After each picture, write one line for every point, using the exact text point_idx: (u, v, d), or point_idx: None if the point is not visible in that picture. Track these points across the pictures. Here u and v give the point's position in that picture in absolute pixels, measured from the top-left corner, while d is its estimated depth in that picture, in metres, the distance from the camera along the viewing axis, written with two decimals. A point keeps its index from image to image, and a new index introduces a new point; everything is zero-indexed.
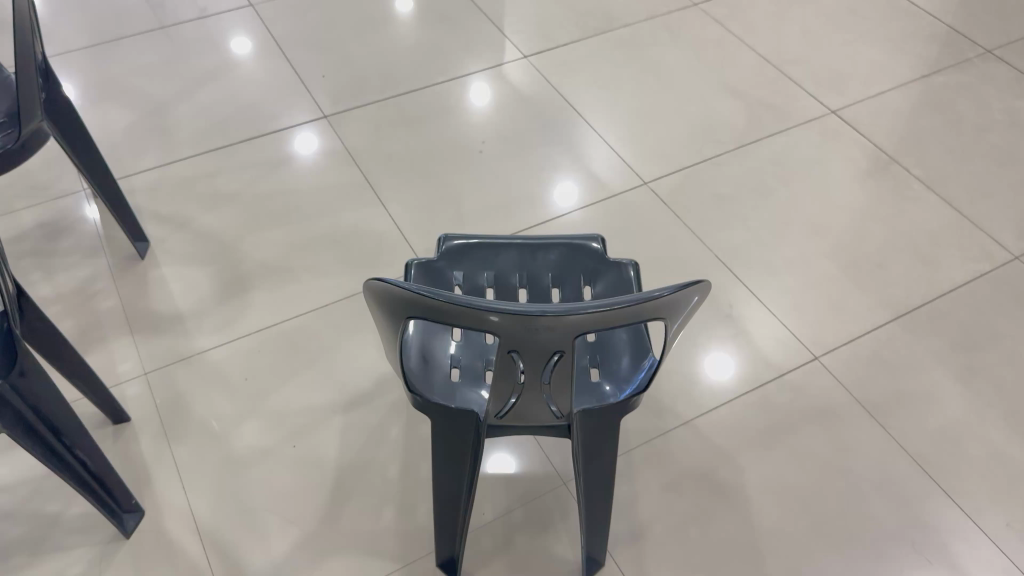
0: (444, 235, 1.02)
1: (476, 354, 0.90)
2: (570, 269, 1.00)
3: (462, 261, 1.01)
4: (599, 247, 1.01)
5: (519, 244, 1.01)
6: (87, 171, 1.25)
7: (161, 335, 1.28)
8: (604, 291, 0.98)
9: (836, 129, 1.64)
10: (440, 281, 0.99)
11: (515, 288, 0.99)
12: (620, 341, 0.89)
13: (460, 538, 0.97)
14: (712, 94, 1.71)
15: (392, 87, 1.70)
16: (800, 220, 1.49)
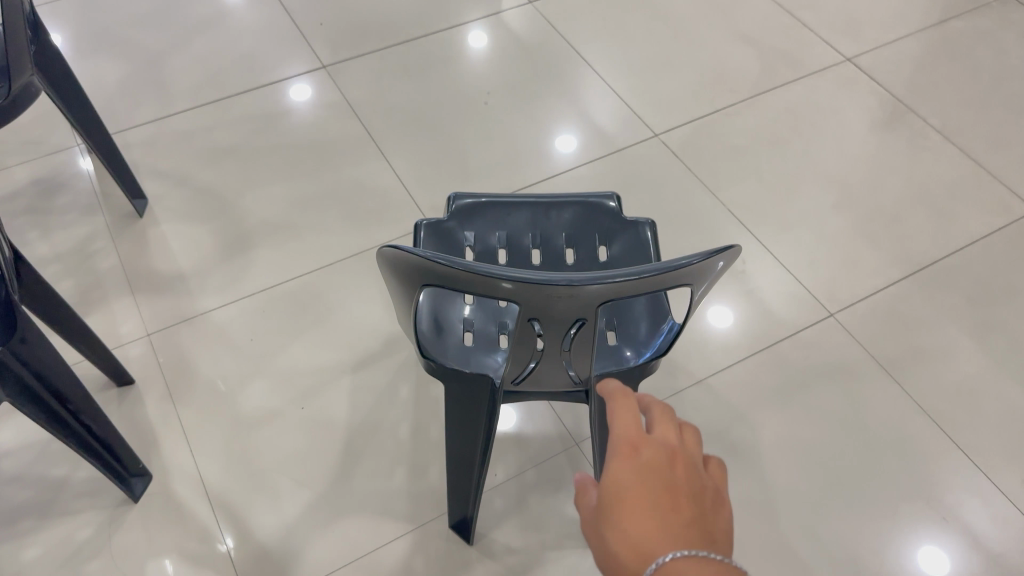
0: (454, 193, 0.99)
1: (490, 319, 0.87)
2: (586, 229, 0.97)
3: (472, 220, 0.97)
4: (615, 206, 0.98)
5: (533, 203, 0.98)
6: (81, 127, 1.21)
7: (163, 295, 1.25)
8: (622, 251, 0.95)
9: (851, 77, 1.59)
10: (449, 241, 0.96)
11: (528, 248, 0.96)
12: (638, 304, 0.87)
13: (472, 501, 0.96)
14: (723, 42, 1.66)
15: (392, 35, 1.64)
16: (814, 173, 1.46)
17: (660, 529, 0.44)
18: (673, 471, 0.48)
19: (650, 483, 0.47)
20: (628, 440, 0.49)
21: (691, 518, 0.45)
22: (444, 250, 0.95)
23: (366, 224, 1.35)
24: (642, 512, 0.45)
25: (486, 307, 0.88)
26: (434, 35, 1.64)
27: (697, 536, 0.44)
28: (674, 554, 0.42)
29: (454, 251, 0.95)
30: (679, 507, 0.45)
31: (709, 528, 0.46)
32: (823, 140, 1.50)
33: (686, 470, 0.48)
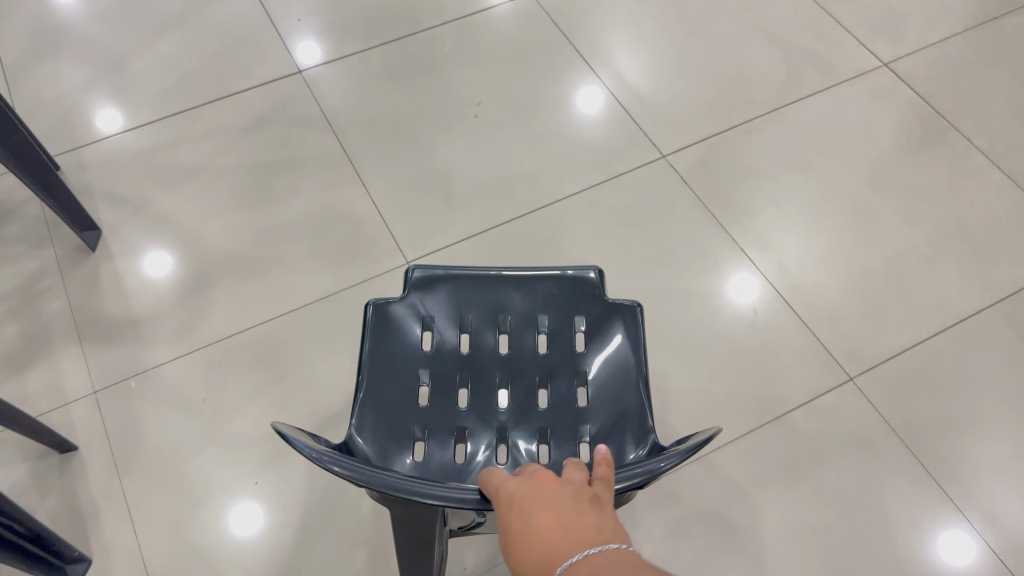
0: (411, 265, 0.85)
1: (443, 443, 0.76)
2: (562, 312, 0.83)
3: (432, 299, 0.84)
4: (596, 283, 0.85)
5: (502, 279, 0.85)
6: (24, 167, 1.08)
7: (113, 345, 1.15)
8: (602, 341, 0.82)
9: (887, 86, 1.41)
10: (403, 325, 0.82)
11: (495, 334, 0.83)
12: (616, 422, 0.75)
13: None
14: (746, 41, 1.48)
15: (376, 33, 1.48)
16: (840, 201, 1.30)
17: (548, 543, 0.43)
18: (555, 499, 0.47)
19: (536, 510, 0.46)
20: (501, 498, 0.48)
21: (578, 523, 0.44)
22: (396, 337, 0.81)
23: (336, 259, 1.23)
24: (530, 538, 0.44)
25: (437, 422, 0.77)
26: (421, 34, 1.48)
27: (585, 534, 0.43)
28: (565, 559, 0.41)
29: (409, 337, 0.82)
30: (562, 517, 0.45)
31: (601, 531, 0.44)
32: (852, 162, 1.34)
33: (570, 491, 0.48)
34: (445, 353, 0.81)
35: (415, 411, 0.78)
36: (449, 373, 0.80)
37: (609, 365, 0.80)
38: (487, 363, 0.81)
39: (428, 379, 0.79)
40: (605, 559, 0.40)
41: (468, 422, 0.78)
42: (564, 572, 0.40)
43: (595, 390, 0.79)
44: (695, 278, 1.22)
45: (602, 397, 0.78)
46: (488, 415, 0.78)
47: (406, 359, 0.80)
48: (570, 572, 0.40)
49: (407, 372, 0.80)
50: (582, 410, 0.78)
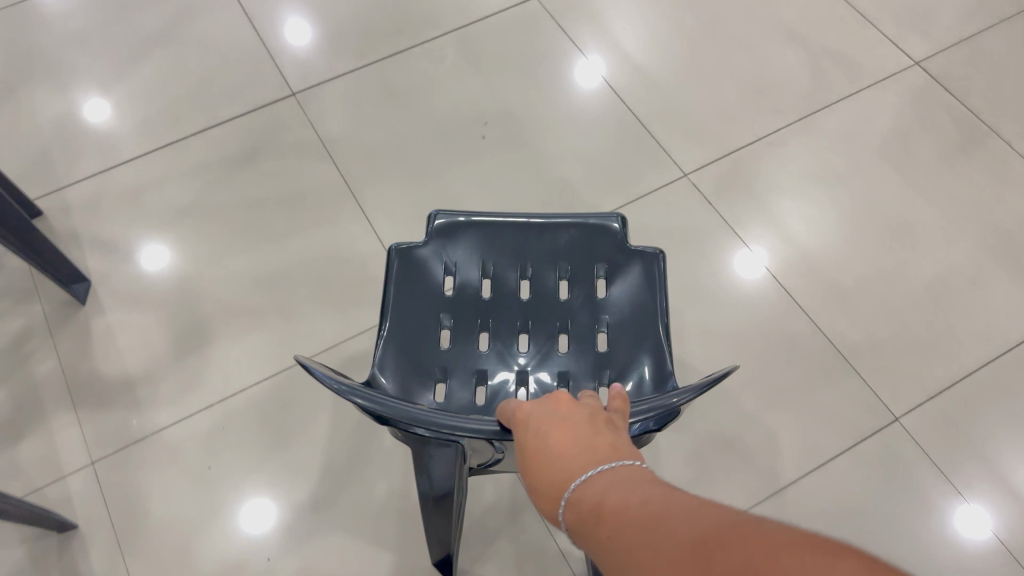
0: (432, 211, 0.84)
1: (464, 383, 0.77)
2: (583, 258, 0.83)
3: (454, 246, 0.83)
4: (619, 231, 0.84)
5: (523, 226, 0.84)
6: (9, 232, 0.99)
7: (109, 409, 1.08)
8: (622, 285, 0.81)
9: (920, 87, 1.32)
10: (426, 270, 0.82)
11: (517, 278, 0.82)
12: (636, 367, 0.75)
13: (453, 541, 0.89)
14: (768, 42, 1.38)
15: (372, 47, 1.39)
16: (874, 218, 1.22)
17: (563, 461, 0.44)
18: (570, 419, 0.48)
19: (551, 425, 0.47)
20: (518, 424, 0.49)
21: (593, 440, 0.45)
22: (418, 281, 0.81)
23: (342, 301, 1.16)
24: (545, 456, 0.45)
25: (458, 364, 0.77)
26: (419, 49, 1.39)
27: (599, 450, 0.44)
28: (578, 479, 0.42)
29: (430, 281, 0.81)
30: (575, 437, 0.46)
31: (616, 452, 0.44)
32: (885, 173, 1.26)
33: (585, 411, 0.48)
34: (467, 297, 0.81)
35: (436, 353, 0.78)
36: (471, 316, 0.80)
37: (629, 310, 0.80)
38: (508, 306, 0.81)
39: (449, 322, 0.79)
40: (616, 475, 0.41)
41: (489, 362, 0.78)
42: (577, 492, 0.41)
43: (616, 334, 0.78)
44: (723, 309, 1.15)
45: (622, 341, 0.78)
46: (509, 356, 0.78)
47: (428, 301, 0.80)
48: (584, 491, 0.41)
49: (430, 315, 0.80)
50: (605, 355, 0.78)
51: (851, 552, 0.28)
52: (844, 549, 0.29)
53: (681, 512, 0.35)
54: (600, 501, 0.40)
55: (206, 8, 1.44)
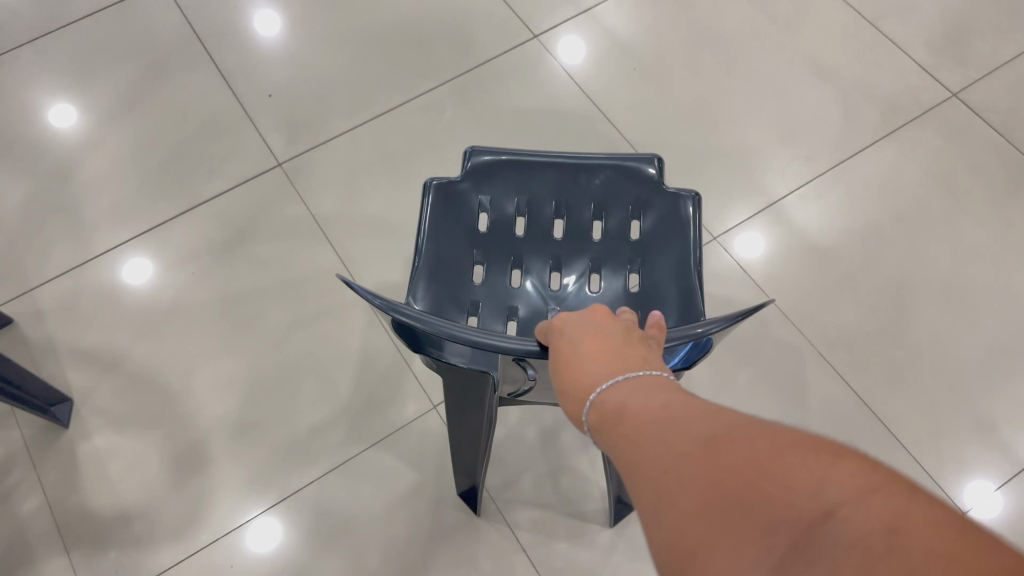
0: (470, 148, 0.87)
1: (496, 316, 0.80)
2: (619, 198, 0.85)
3: (491, 183, 0.86)
4: (656, 172, 0.86)
5: (559, 166, 0.87)
6: None
7: (105, 550, 0.98)
8: (656, 224, 0.83)
9: (960, 123, 1.22)
10: (461, 205, 0.85)
11: (551, 215, 0.85)
12: (669, 296, 0.79)
13: (479, 470, 0.93)
14: (792, 78, 1.27)
15: (363, 105, 1.27)
16: (923, 270, 1.12)
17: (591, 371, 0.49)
18: (607, 331, 0.53)
19: (585, 339, 0.52)
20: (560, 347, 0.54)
21: (623, 354, 0.50)
22: (455, 215, 0.84)
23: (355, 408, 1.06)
24: (577, 364, 0.51)
25: (491, 297, 0.81)
26: (414, 105, 1.27)
27: (626, 361, 0.49)
28: (604, 385, 0.47)
29: (465, 216, 0.84)
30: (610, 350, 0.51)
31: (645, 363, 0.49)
32: (929, 218, 1.16)
33: (620, 329, 0.53)
34: (500, 234, 0.84)
35: (470, 287, 0.81)
36: (504, 251, 0.83)
37: (663, 247, 0.82)
38: (542, 241, 0.84)
39: (482, 256, 0.82)
40: (642, 384, 0.45)
41: (520, 295, 0.82)
42: (605, 394, 0.46)
43: (650, 272, 0.81)
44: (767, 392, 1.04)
45: (653, 279, 0.81)
46: (540, 289, 0.82)
47: (464, 235, 0.83)
48: (610, 395, 0.46)
49: (466, 248, 0.83)
50: (640, 293, 0.81)
51: (851, 453, 0.32)
52: (842, 448, 0.32)
53: (693, 415, 0.38)
54: (621, 404, 0.44)
55: (177, 67, 1.31)
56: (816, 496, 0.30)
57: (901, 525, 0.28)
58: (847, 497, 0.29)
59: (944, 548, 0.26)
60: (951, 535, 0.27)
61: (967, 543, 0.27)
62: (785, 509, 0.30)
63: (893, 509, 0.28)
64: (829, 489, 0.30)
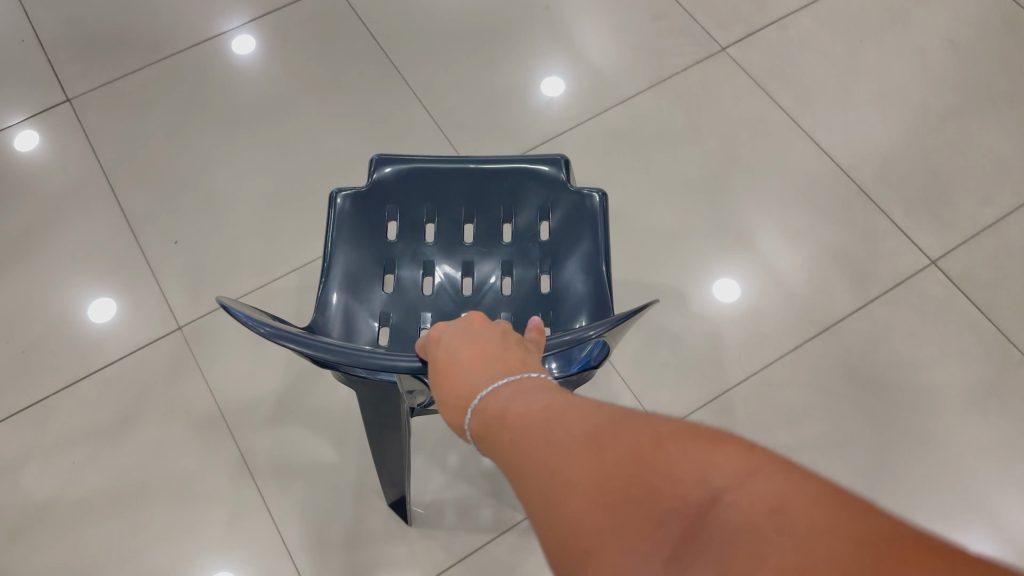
0: (377, 158, 0.90)
1: (408, 321, 0.85)
2: (523, 199, 0.90)
3: (399, 192, 0.89)
4: (559, 172, 0.90)
5: (467, 171, 0.90)
6: None
7: None
8: (561, 223, 0.89)
9: (939, 296, 1.10)
10: (370, 214, 0.88)
11: (460, 221, 0.90)
12: (575, 293, 0.85)
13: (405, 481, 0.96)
14: (756, 238, 1.15)
15: (275, 258, 1.18)
16: (894, 464, 1.00)
17: (473, 379, 0.53)
18: (484, 338, 0.57)
19: (463, 347, 0.56)
20: (437, 362, 0.56)
21: (501, 358, 0.54)
22: (366, 227, 0.88)
23: None
24: (459, 373, 0.54)
25: (403, 306, 0.86)
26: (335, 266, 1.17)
27: (504, 365, 0.53)
28: (484, 388, 0.51)
29: (374, 225, 0.88)
30: (489, 359, 0.54)
31: (524, 367, 0.53)
32: (903, 403, 1.04)
33: (497, 335, 0.58)
34: (411, 243, 0.89)
35: (381, 298, 0.86)
36: (416, 261, 0.88)
37: (568, 245, 0.87)
38: (453, 247, 0.89)
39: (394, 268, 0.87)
40: (521, 387, 0.49)
41: (433, 297, 0.87)
42: (485, 401, 0.49)
43: (558, 273, 0.86)
44: None
45: (557, 277, 0.86)
46: (452, 292, 0.88)
47: (375, 246, 0.88)
48: (489, 399, 0.49)
49: (378, 256, 0.87)
50: (549, 294, 0.86)
51: (729, 439, 0.35)
52: (721, 435, 0.36)
53: (572, 412, 0.41)
54: (501, 407, 0.48)
55: (76, 206, 1.21)
56: (702, 486, 0.33)
57: (785, 504, 0.31)
58: (730, 481, 0.33)
59: (824, 517, 0.30)
60: (812, 487, 0.31)
61: (843, 513, 0.30)
62: (674, 501, 0.33)
63: (774, 489, 0.31)
64: (715, 478, 0.33)
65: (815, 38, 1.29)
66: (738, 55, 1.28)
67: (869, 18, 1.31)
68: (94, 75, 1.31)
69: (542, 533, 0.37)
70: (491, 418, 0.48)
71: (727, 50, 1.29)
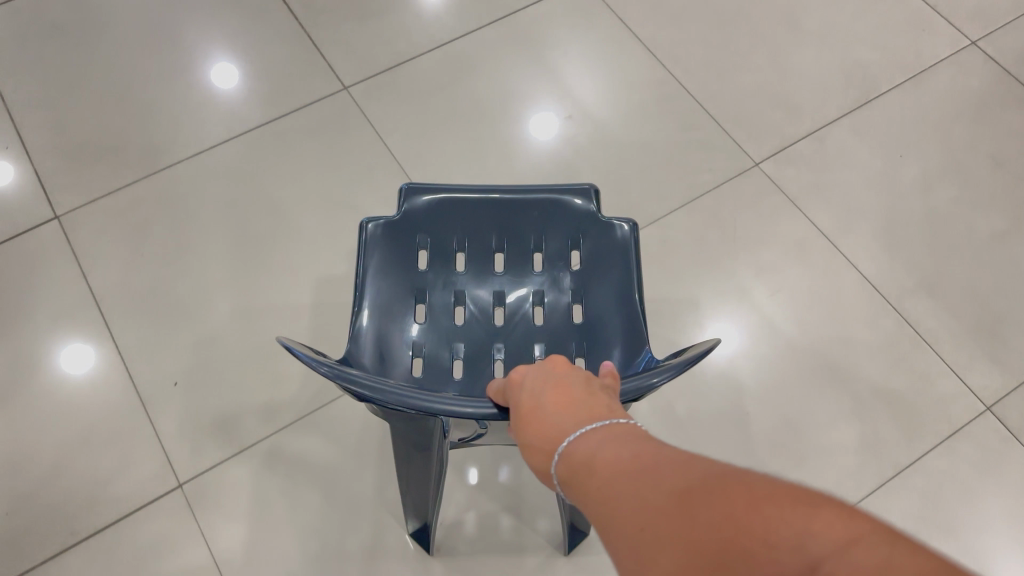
0: (407, 187, 0.80)
1: (441, 355, 0.76)
2: (558, 228, 0.79)
3: (429, 221, 0.79)
4: (594, 201, 0.80)
5: (497, 200, 0.80)
6: None
7: None
8: (596, 255, 0.78)
9: (999, 448, 1.02)
10: (398, 244, 0.78)
11: (492, 251, 0.80)
12: (614, 327, 0.75)
13: (430, 509, 0.92)
14: (800, 380, 1.07)
15: (283, 398, 1.07)
16: None
17: (558, 424, 0.52)
18: (567, 381, 0.57)
19: (547, 391, 0.55)
20: (522, 406, 0.56)
21: (587, 404, 0.53)
22: (396, 257, 0.78)
23: None
24: (545, 419, 0.53)
25: (433, 339, 0.76)
26: (349, 420, 1.06)
27: (590, 413, 0.51)
28: (571, 434, 0.49)
29: (403, 255, 0.78)
30: (574, 404, 0.53)
31: (610, 414, 0.52)
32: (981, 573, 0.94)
33: (581, 378, 0.57)
34: (441, 271, 0.79)
35: (411, 331, 0.76)
36: (446, 291, 0.78)
37: (604, 277, 0.77)
38: (483, 275, 0.79)
39: (425, 298, 0.77)
40: (607, 433, 0.47)
41: (464, 328, 0.78)
42: (570, 446, 0.48)
43: (596, 305, 0.76)
44: None
45: (594, 310, 0.76)
46: (484, 323, 0.77)
47: (404, 275, 0.78)
48: (574, 445, 0.48)
49: (408, 287, 0.78)
50: (586, 329, 0.76)
51: (831, 503, 0.32)
52: (819, 497, 0.33)
53: (662, 466, 0.40)
54: (587, 453, 0.46)
55: (61, 341, 1.08)
56: (799, 553, 0.30)
57: None
58: (830, 550, 0.30)
59: None
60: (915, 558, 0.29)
61: None
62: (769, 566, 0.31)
63: (876, 559, 0.29)
64: (813, 544, 0.30)
65: (852, 156, 1.24)
66: (772, 170, 1.22)
67: (908, 131, 1.25)
68: (84, 187, 1.18)
69: None
70: (578, 464, 0.46)
71: (759, 166, 1.23)
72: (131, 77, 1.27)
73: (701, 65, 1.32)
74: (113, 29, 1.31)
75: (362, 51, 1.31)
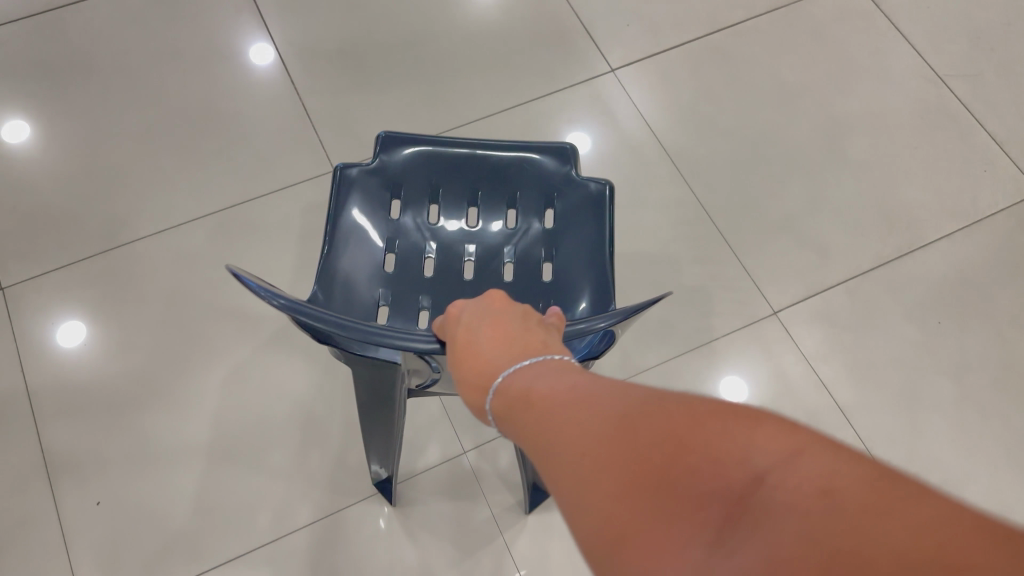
0: (386, 137, 0.76)
1: (404, 310, 0.71)
2: (531, 189, 0.76)
3: (405, 171, 0.76)
4: (569, 158, 0.76)
5: (473, 157, 0.77)
6: None
7: None
8: (568, 214, 0.75)
9: None
10: (373, 190, 0.75)
11: (465, 207, 0.77)
12: (580, 283, 0.71)
13: (392, 461, 0.90)
14: None
15: (214, 528, 0.97)
16: None
17: (492, 357, 0.45)
18: (502, 313, 0.49)
19: (483, 326, 0.47)
20: (453, 345, 0.48)
21: (524, 335, 0.46)
22: (370, 203, 0.75)
23: None
24: (479, 354, 0.46)
25: (399, 286, 0.72)
26: (286, 553, 0.96)
27: (526, 344, 0.45)
28: (509, 368, 0.43)
29: (378, 200, 0.75)
30: (508, 333, 0.46)
31: (546, 346, 0.45)
32: None
33: (517, 310, 0.49)
34: (414, 218, 0.76)
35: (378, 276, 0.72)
36: (417, 241, 0.75)
37: (574, 234, 0.74)
38: (454, 229, 0.76)
39: (396, 246, 0.74)
40: (547, 364, 0.41)
41: (432, 279, 0.74)
42: (508, 381, 0.42)
43: (563, 263, 0.73)
44: None
45: (563, 268, 0.72)
46: (451, 275, 0.74)
47: (376, 220, 0.74)
48: (514, 379, 0.42)
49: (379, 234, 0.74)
50: (552, 287, 0.72)
51: (771, 417, 0.29)
52: (762, 412, 0.30)
53: (602, 393, 0.35)
54: (525, 386, 0.40)
55: None
56: (744, 466, 0.28)
57: (835, 487, 0.25)
58: (776, 462, 0.27)
59: (876, 502, 0.25)
60: (858, 465, 0.26)
61: (895, 495, 0.25)
62: (712, 483, 0.28)
63: (821, 468, 0.26)
64: (757, 456, 0.28)
65: (882, 315, 1.11)
66: (791, 320, 1.10)
67: (948, 293, 1.13)
68: (43, 261, 1.10)
69: (576, 526, 0.31)
70: (515, 398, 0.40)
71: (779, 316, 1.10)
72: (112, 135, 1.20)
73: (727, 184, 1.19)
74: (100, 80, 1.24)
75: (358, 131, 1.21)
